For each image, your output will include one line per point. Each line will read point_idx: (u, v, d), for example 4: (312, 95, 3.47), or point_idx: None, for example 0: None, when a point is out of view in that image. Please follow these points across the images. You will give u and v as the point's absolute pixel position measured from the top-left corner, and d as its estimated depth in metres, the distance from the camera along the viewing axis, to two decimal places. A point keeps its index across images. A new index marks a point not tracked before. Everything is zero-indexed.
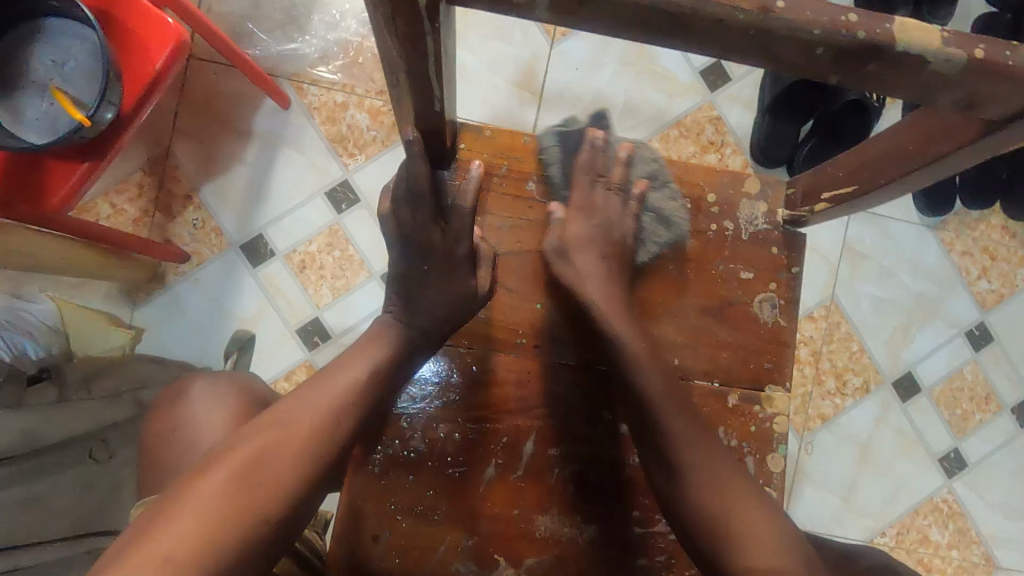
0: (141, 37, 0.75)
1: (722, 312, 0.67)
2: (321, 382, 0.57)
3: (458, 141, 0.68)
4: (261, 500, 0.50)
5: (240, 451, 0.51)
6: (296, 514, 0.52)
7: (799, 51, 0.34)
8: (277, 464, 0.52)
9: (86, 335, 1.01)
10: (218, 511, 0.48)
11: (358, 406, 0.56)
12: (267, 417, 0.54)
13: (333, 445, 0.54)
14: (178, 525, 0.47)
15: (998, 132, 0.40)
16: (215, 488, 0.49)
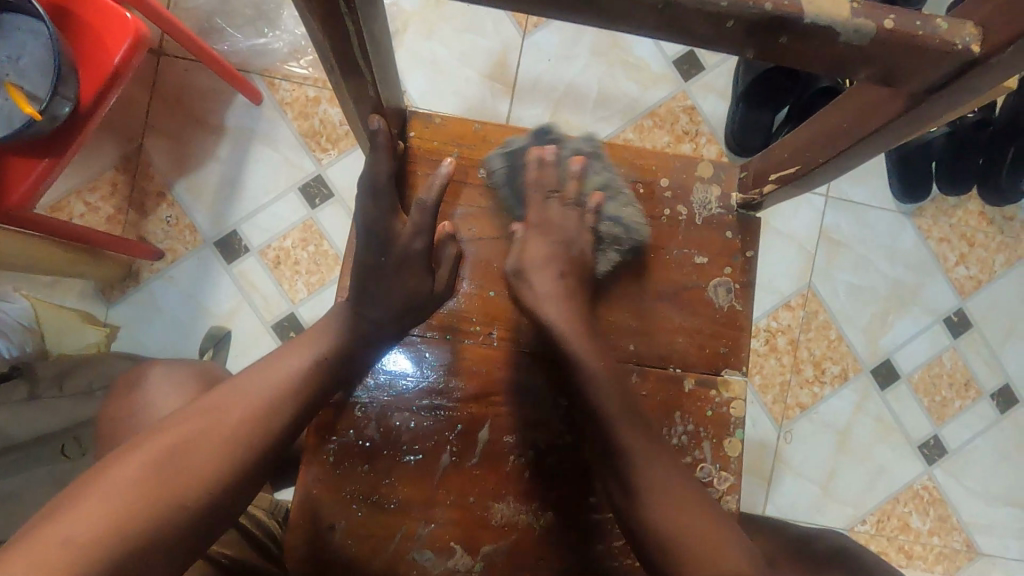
0: (97, 32, 0.74)
1: (677, 296, 0.67)
2: (258, 374, 0.59)
3: (409, 129, 0.67)
4: (190, 484, 0.51)
5: (174, 434, 0.53)
6: (221, 504, 0.53)
7: (712, 25, 0.36)
8: (207, 449, 0.53)
9: (61, 334, 1.00)
10: (131, 495, 0.49)
11: (301, 395, 0.58)
12: (206, 403, 0.56)
13: (269, 431, 0.56)
14: (97, 500, 0.48)
15: (920, 105, 0.42)
16: (144, 468, 0.51)
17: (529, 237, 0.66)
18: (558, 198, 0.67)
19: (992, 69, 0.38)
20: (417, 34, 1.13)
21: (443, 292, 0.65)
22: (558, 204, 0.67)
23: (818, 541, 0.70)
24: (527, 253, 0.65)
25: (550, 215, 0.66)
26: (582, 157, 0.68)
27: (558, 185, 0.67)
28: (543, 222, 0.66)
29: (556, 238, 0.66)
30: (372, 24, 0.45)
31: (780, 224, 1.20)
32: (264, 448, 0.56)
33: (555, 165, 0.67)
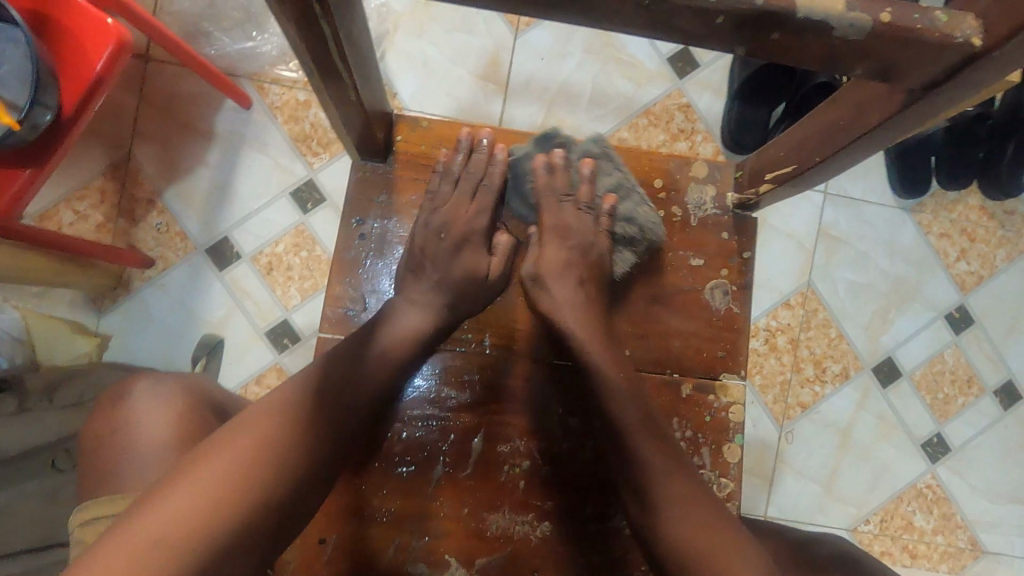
0: (80, 39, 0.73)
1: (671, 296, 0.66)
2: (335, 367, 0.56)
3: (395, 133, 0.66)
4: (239, 512, 0.48)
5: (216, 459, 0.49)
6: (304, 499, 0.52)
7: (700, 22, 0.34)
8: (287, 449, 0.51)
9: (52, 344, 0.97)
10: (217, 497, 0.47)
11: (364, 394, 0.56)
12: (247, 420, 0.52)
13: (344, 426, 0.54)
14: (170, 510, 0.46)
15: (918, 101, 0.41)
16: (187, 498, 0.47)
17: (545, 243, 0.65)
18: (573, 203, 0.66)
19: (991, 64, 0.36)
20: (409, 35, 1.12)
21: (476, 307, 0.64)
22: (572, 207, 0.66)
23: (818, 547, 0.68)
24: (543, 258, 0.64)
25: (566, 218, 0.66)
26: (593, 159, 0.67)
27: (570, 189, 0.66)
28: (562, 226, 0.65)
29: (575, 242, 0.65)
30: (351, 25, 0.44)
31: (778, 222, 1.19)
32: (314, 467, 0.52)
33: (566, 168, 0.67)
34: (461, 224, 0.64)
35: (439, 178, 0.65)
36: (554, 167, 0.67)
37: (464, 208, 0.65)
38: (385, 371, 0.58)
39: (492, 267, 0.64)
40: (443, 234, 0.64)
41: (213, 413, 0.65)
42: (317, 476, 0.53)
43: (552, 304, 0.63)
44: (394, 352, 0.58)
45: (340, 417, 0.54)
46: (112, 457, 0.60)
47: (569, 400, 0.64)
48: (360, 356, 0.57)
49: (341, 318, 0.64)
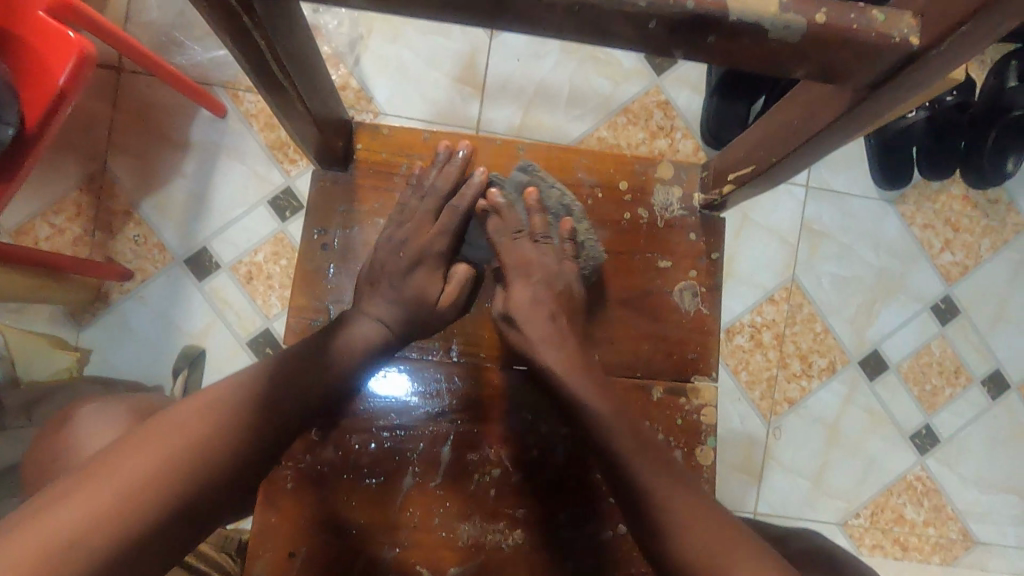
0: (44, 54, 0.72)
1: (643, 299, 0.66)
2: (275, 370, 0.55)
3: (355, 142, 0.65)
4: (167, 494, 0.47)
5: (149, 443, 0.49)
6: (220, 502, 0.51)
7: (633, 26, 0.34)
8: (214, 449, 0.50)
9: (28, 358, 0.94)
10: (133, 493, 0.46)
11: (299, 399, 0.55)
12: (184, 407, 0.52)
13: (276, 429, 0.54)
14: (83, 504, 0.45)
15: (864, 102, 0.40)
16: (98, 493, 0.46)
17: (511, 282, 0.64)
18: (528, 236, 0.65)
19: (930, 63, 0.36)
20: (384, 40, 1.11)
21: (444, 319, 0.63)
22: (528, 242, 0.65)
23: (796, 541, 0.70)
24: (511, 298, 0.63)
25: (529, 255, 0.64)
26: (533, 187, 0.65)
27: (522, 223, 0.65)
28: (523, 262, 0.64)
29: (539, 277, 0.64)
30: (291, 38, 0.44)
31: (760, 217, 1.18)
32: (236, 466, 0.51)
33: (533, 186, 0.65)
34: (419, 242, 0.63)
35: (410, 190, 0.65)
36: (498, 205, 0.65)
37: (425, 229, 0.63)
38: (334, 378, 0.57)
39: (445, 295, 0.63)
40: (401, 251, 0.63)
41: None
42: (240, 478, 0.52)
43: (523, 341, 0.61)
44: (346, 359, 0.58)
45: (272, 421, 0.53)
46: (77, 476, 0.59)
47: (540, 406, 0.63)
48: (314, 368, 0.56)
49: (306, 329, 0.63)
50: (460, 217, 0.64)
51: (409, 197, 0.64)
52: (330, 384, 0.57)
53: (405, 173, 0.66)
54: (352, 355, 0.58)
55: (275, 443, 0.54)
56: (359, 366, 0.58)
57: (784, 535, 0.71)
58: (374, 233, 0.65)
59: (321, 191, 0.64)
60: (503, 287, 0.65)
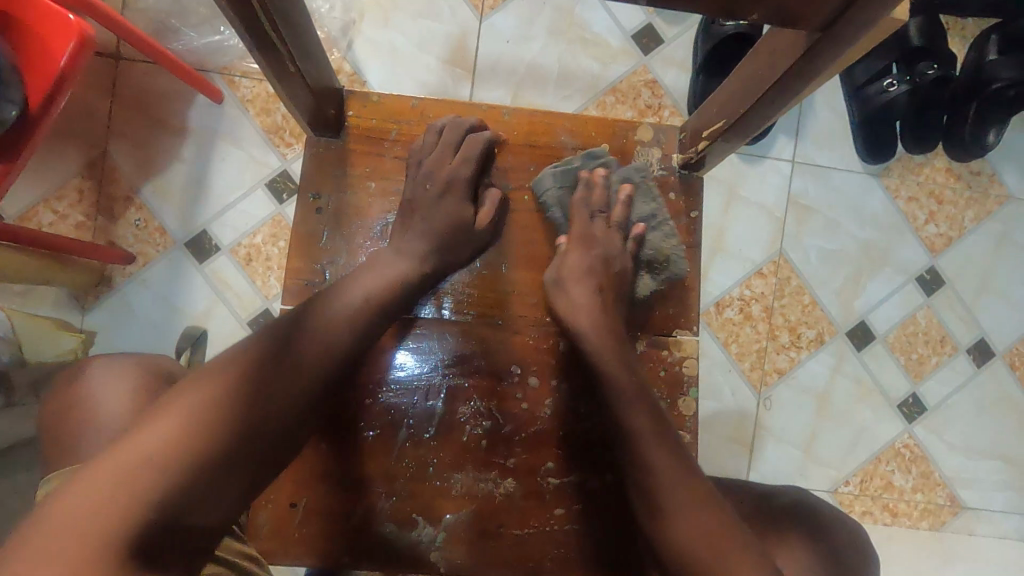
0: (47, 38, 0.75)
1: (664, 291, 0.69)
2: (301, 337, 0.56)
3: (346, 110, 0.68)
4: (174, 469, 0.48)
5: (180, 410, 0.50)
6: (260, 464, 0.53)
7: None
8: (247, 416, 0.52)
9: (37, 343, 0.97)
10: (175, 454, 0.48)
11: (326, 368, 0.56)
12: (193, 382, 0.53)
13: (308, 397, 0.55)
14: (128, 463, 0.47)
15: (822, 44, 0.43)
16: (140, 453, 0.48)
17: (570, 249, 0.67)
18: (604, 217, 0.69)
19: (875, 3, 0.38)
20: (376, 23, 1.13)
21: (460, 262, 0.66)
22: (602, 223, 0.68)
23: (780, 497, 0.73)
24: (565, 264, 0.66)
25: (593, 229, 0.68)
26: (631, 185, 0.70)
27: (605, 206, 0.69)
28: (587, 236, 0.67)
29: (599, 251, 0.67)
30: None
31: (748, 191, 1.20)
32: (269, 432, 0.53)
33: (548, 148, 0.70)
34: (445, 171, 0.66)
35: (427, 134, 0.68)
36: (593, 185, 0.69)
37: (447, 159, 0.67)
38: (327, 342, 0.56)
39: (480, 216, 0.67)
40: (429, 187, 0.66)
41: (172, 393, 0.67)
42: (275, 443, 0.53)
43: (567, 307, 0.64)
44: (339, 322, 0.57)
45: (298, 389, 0.54)
46: (85, 436, 0.62)
47: (527, 359, 0.66)
48: (305, 329, 0.57)
49: (302, 291, 0.66)
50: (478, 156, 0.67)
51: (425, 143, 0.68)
52: (323, 351, 0.56)
53: (394, 140, 0.69)
54: (335, 328, 0.57)
55: (281, 416, 0.53)
56: (353, 329, 0.58)
57: (770, 490, 0.74)
58: (367, 199, 0.68)
59: (315, 159, 0.67)
60: (556, 256, 0.68)
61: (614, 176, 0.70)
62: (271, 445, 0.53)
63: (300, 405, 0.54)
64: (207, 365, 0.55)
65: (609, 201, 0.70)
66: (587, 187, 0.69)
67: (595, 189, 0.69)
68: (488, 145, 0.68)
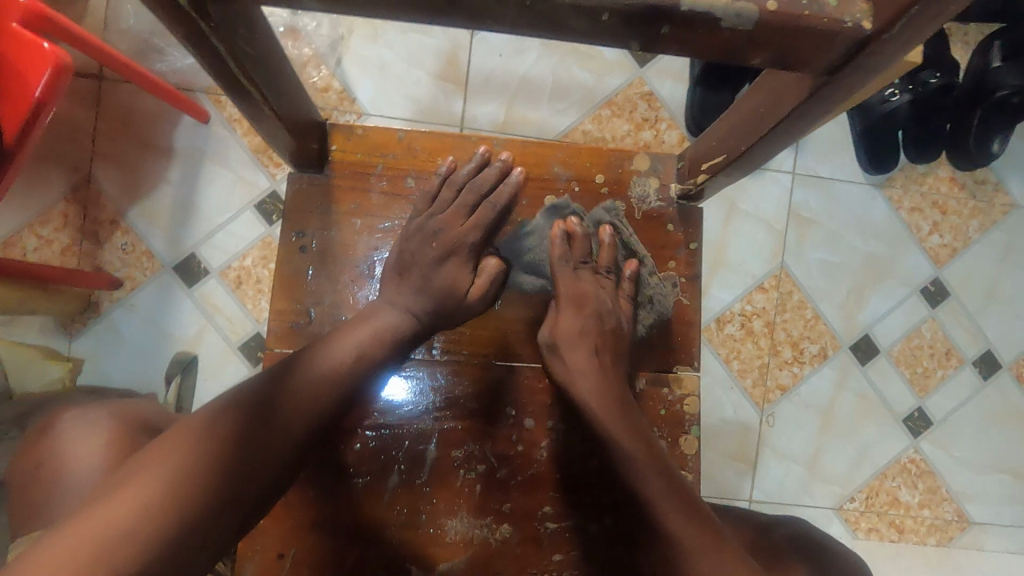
0: (20, 67, 0.71)
1: (660, 329, 0.68)
2: (285, 392, 0.54)
3: (330, 143, 0.66)
4: (152, 542, 0.46)
5: (153, 471, 0.49)
6: (238, 524, 0.51)
7: (587, 18, 0.35)
8: (224, 474, 0.50)
9: (23, 371, 0.97)
10: (145, 519, 0.46)
11: (313, 422, 0.54)
12: (170, 443, 0.51)
13: (290, 450, 0.53)
14: (93, 529, 0.45)
15: (827, 86, 0.41)
16: (109, 517, 0.46)
17: (562, 312, 0.64)
18: (589, 268, 0.67)
19: (886, 45, 0.36)
20: (365, 39, 1.10)
21: (475, 311, 0.64)
22: (589, 273, 0.67)
23: (779, 529, 0.71)
24: (558, 327, 0.64)
25: (583, 285, 0.66)
26: (608, 226, 0.67)
27: (588, 255, 0.67)
28: (577, 294, 0.65)
29: (591, 310, 0.65)
30: (254, 41, 0.44)
31: (748, 205, 1.18)
32: (249, 491, 0.51)
33: (582, 233, 0.67)
34: (452, 233, 0.64)
35: (442, 181, 0.66)
36: (572, 236, 0.67)
37: (459, 221, 0.65)
38: (312, 399, 0.54)
39: (474, 287, 0.63)
40: (433, 240, 0.64)
41: (150, 436, 0.64)
42: (254, 502, 0.52)
43: (565, 373, 0.62)
44: (329, 376, 0.56)
45: (278, 443, 0.52)
46: (63, 488, 0.60)
47: (523, 400, 0.64)
48: (289, 378, 0.55)
49: (288, 332, 0.64)
50: (494, 217, 0.65)
51: (438, 189, 0.66)
52: (306, 408, 0.54)
53: (381, 173, 0.67)
54: (332, 378, 0.55)
55: (266, 479, 0.52)
56: (339, 385, 0.56)
57: (770, 521, 0.72)
58: (355, 234, 0.66)
59: (300, 194, 0.65)
60: (548, 316, 0.66)
61: (587, 223, 0.68)
62: (253, 508, 0.52)
63: (284, 467, 0.53)
64: (182, 426, 0.53)
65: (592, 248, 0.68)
66: (565, 240, 0.66)
67: (574, 239, 0.67)
68: (480, 184, 0.65)
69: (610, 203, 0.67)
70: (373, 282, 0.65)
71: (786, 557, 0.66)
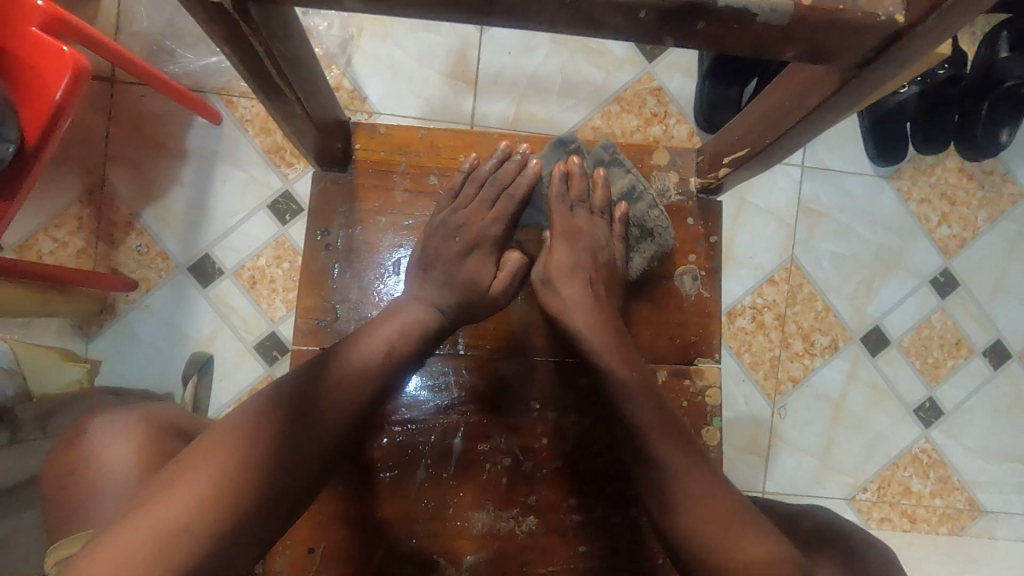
0: (41, 72, 0.72)
1: (658, 264, 0.69)
2: (319, 389, 0.55)
3: (352, 142, 0.66)
4: (197, 538, 0.47)
5: (194, 468, 0.50)
6: (276, 519, 0.52)
7: (624, 15, 0.36)
8: (263, 469, 0.51)
9: (41, 369, 0.98)
10: (189, 515, 0.47)
11: (348, 418, 0.55)
12: (208, 442, 0.51)
13: (325, 445, 0.54)
14: (139, 527, 0.46)
15: (857, 80, 0.42)
16: (154, 514, 0.47)
17: (556, 246, 0.67)
18: (586, 207, 0.68)
19: (918, 39, 0.37)
20: (375, 39, 1.11)
21: (499, 306, 0.64)
22: (585, 212, 0.68)
23: (807, 520, 0.72)
24: (553, 260, 0.66)
25: (578, 222, 0.67)
26: (605, 167, 0.68)
27: (585, 195, 0.68)
28: (571, 229, 0.67)
29: (585, 244, 0.67)
30: (288, 42, 0.45)
31: (758, 198, 1.18)
32: (287, 486, 0.52)
33: (582, 176, 0.68)
34: (476, 229, 0.65)
35: (465, 178, 0.66)
36: (571, 176, 0.68)
37: (483, 215, 0.65)
38: (346, 397, 0.55)
39: (496, 282, 0.64)
40: (458, 237, 0.65)
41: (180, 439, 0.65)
42: (292, 497, 0.52)
43: (565, 299, 0.64)
44: (360, 373, 0.56)
45: (313, 439, 0.53)
46: (99, 489, 0.62)
47: (546, 395, 0.65)
48: (320, 376, 0.55)
49: (314, 330, 0.64)
50: (515, 210, 0.66)
51: (462, 186, 0.66)
52: (340, 406, 0.55)
53: (403, 171, 0.67)
54: (363, 373, 0.56)
55: (300, 475, 0.53)
56: (371, 383, 0.57)
57: (796, 513, 0.73)
58: (378, 232, 0.66)
59: (323, 193, 0.66)
60: (545, 249, 0.68)
61: (586, 162, 0.69)
62: (292, 505, 0.53)
63: (321, 465, 0.54)
64: (217, 424, 0.54)
65: (589, 187, 0.69)
66: (564, 180, 0.67)
67: (573, 179, 0.68)
68: (502, 180, 0.66)
69: (608, 143, 0.68)
70: (396, 278, 0.66)
71: (818, 550, 0.67)
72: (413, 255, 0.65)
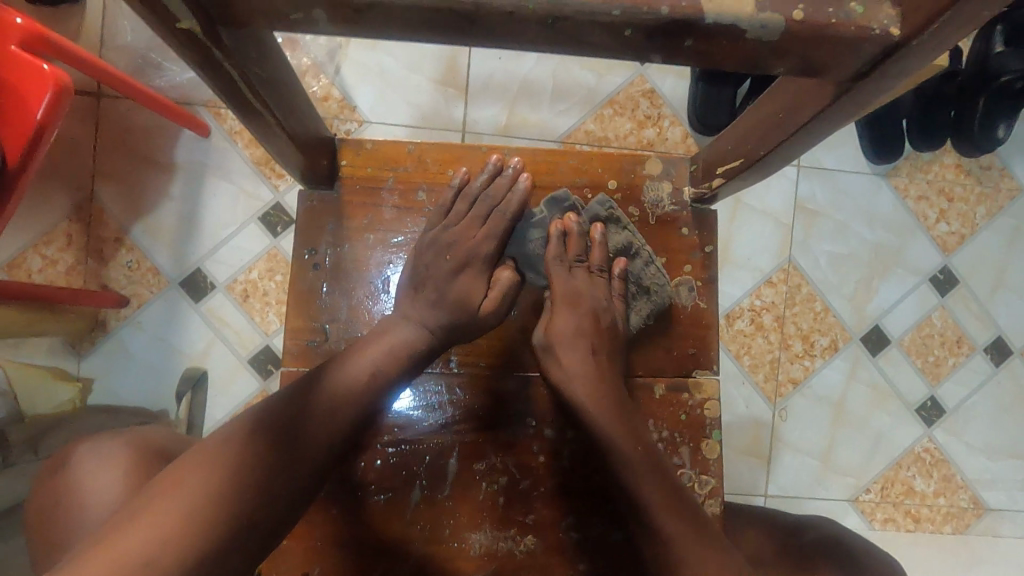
0: (20, 89, 0.71)
1: (662, 327, 0.68)
2: (306, 411, 0.54)
3: (338, 158, 0.65)
4: (181, 562, 0.46)
5: (180, 490, 0.49)
6: (263, 541, 0.51)
7: (610, 32, 0.35)
8: (249, 490, 0.50)
9: (33, 394, 0.97)
10: (173, 538, 0.46)
11: (336, 439, 0.54)
12: (194, 461, 0.51)
13: (313, 466, 0.53)
14: (122, 551, 0.45)
15: (849, 93, 0.41)
16: (136, 538, 0.46)
17: (556, 311, 0.64)
18: (584, 266, 0.67)
19: (914, 51, 0.36)
20: (363, 46, 1.09)
21: (491, 324, 0.63)
22: (583, 272, 0.66)
23: (810, 532, 0.72)
24: (554, 327, 0.64)
25: (577, 284, 0.65)
26: (602, 223, 0.67)
27: (582, 254, 0.66)
28: (572, 292, 0.65)
29: (586, 307, 0.65)
30: (265, 63, 0.44)
31: (754, 200, 1.17)
32: (274, 508, 0.51)
33: (579, 235, 0.66)
34: (467, 245, 0.64)
35: (454, 194, 0.65)
36: (568, 235, 0.66)
37: (474, 231, 0.64)
38: (332, 419, 0.54)
39: (488, 300, 0.63)
40: (448, 253, 0.64)
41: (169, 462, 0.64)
42: (280, 519, 0.52)
43: None
44: (348, 394, 0.55)
45: (301, 462, 0.52)
46: (85, 516, 0.60)
47: (541, 412, 0.64)
48: (307, 399, 0.54)
49: (304, 351, 0.63)
50: (507, 225, 0.65)
51: (451, 202, 0.65)
52: (327, 428, 0.54)
53: (391, 186, 0.66)
54: (350, 395, 0.55)
55: (288, 498, 0.52)
56: (355, 405, 0.55)
57: (801, 524, 0.73)
58: (367, 250, 0.65)
59: (311, 211, 0.64)
60: (543, 317, 0.65)
61: (583, 220, 0.67)
62: (270, 533, 0.51)
63: (306, 487, 0.53)
64: (204, 444, 0.53)
65: (586, 245, 0.67)
66: (561, 240, 0.66)
67: (570, 239, 0.66)
68: (492, 195, 0.65)
69: (604, 198, 0.66)
70: (387, 296, 0.65)
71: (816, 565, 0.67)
72: (403, 274, 0.64)
